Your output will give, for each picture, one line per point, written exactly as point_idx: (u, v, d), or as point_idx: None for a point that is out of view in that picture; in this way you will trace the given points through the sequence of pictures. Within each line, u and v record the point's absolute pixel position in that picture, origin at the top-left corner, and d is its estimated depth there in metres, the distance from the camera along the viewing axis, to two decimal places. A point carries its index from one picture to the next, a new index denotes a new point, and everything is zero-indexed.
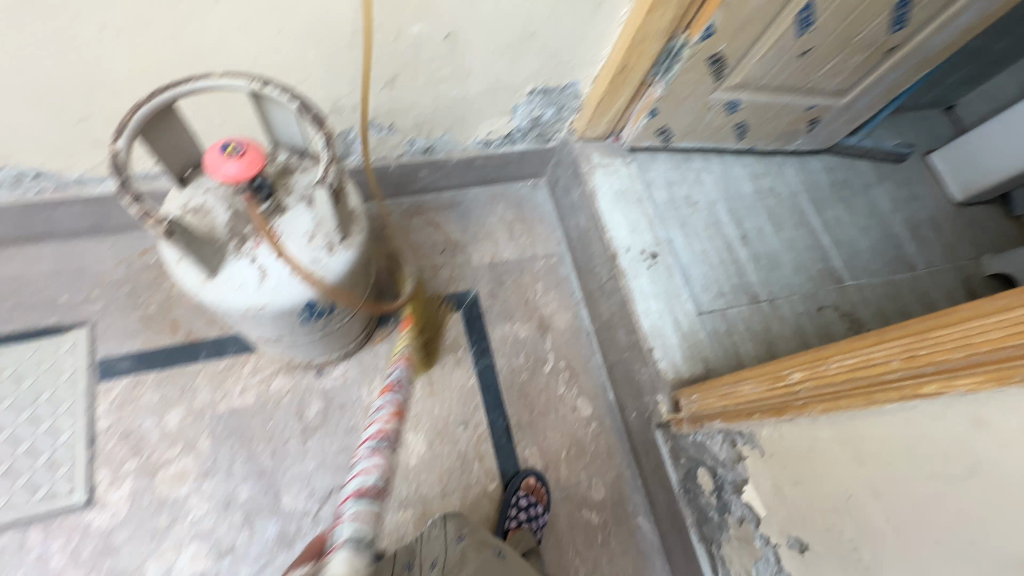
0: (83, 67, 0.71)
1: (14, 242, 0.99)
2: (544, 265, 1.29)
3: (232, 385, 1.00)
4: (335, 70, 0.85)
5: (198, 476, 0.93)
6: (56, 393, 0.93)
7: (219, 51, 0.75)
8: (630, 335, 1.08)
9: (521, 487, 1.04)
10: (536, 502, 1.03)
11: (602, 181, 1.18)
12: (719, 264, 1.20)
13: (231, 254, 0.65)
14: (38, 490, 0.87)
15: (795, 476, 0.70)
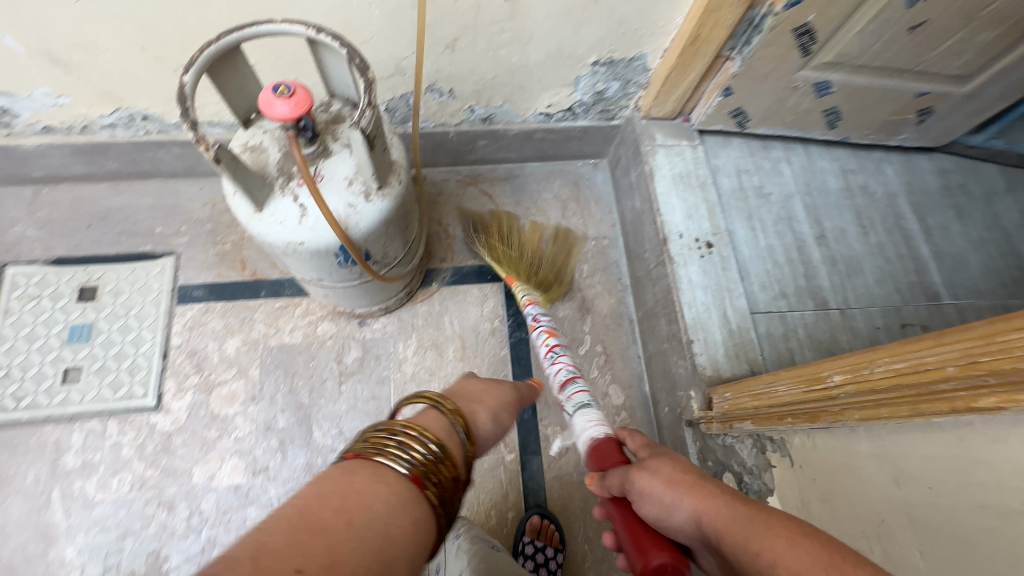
0: (181, 18, 0.80)
1: (126, 177, 1.15)
2: (593, 246, 1.26)
3: (284, 323, 1.09)
4: (398, 30, 0.88)
5: (246, 399, 1.02)
6: (143, 309, 1.06)
7: (294, 6, 0.81)
8: (671, 325, 1.02)
9: (526, 530, 0.99)
10: (545, 544, 0.97)
11: (662, 163, 1.11)
12: (786, 263, 1.09)
13: (278, 191, 0.70)
14: (119, 389, 1.00)
15: (824, 493, 0.63)
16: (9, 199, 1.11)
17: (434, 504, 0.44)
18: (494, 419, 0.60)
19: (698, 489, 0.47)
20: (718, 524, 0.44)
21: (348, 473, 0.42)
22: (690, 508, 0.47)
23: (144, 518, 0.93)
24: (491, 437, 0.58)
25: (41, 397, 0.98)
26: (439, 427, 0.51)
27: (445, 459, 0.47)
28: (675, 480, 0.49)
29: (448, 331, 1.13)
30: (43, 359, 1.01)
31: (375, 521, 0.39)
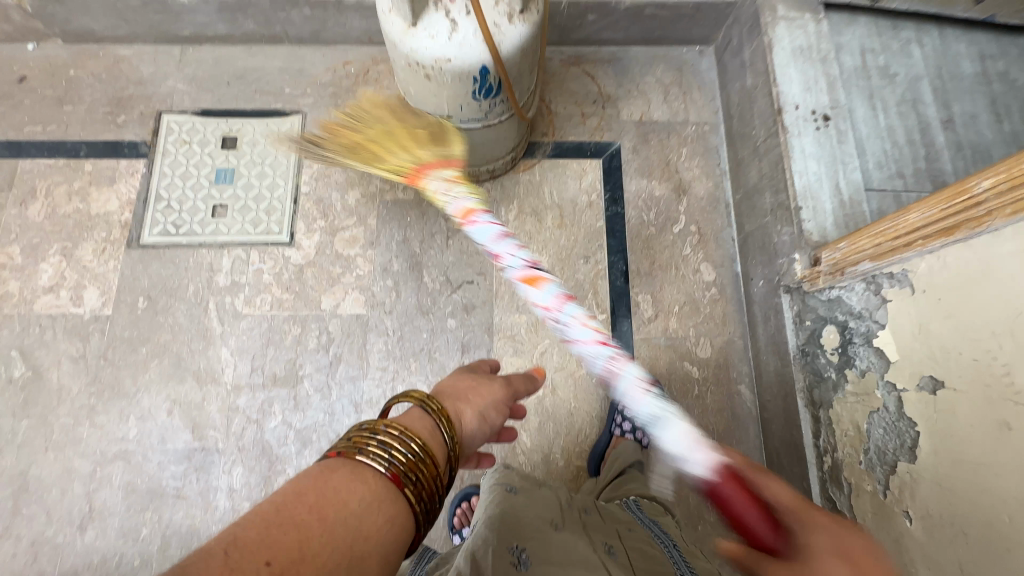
0: None
1: (258, 41, 1.24)
2: (694, 131, 1.25)
3: (398, 180, 1.17)
4: None
5: (365, 243, 1.13)
6: (277, 159, 1.18)
7: None
8: (777, 196, 1.02)
9: None
10: None
11: (782, 35, 1.07)
12: (906, 144, 1.05)
13: (431, 6, 0.76)
14: (259, 225, 1.13)
15: (948, 308, 0.65)
16: (161, 56, 1.23)
17: (414, 504, 0.44)
18: (482, 420, 0.57)
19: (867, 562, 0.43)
20: None
21: (330, 470, 0.42)
22: None
23: (282, 332, 1.07)
24: (478, 436, 0.56)
25: (196, 226, 1.12)
26: (420, 422, 0.50)
27: (428, 459, 0.46)
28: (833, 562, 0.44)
29: (548, 200, 1.18)
30: (196, 195, 1.14)
31: (349, 518, 0.39)
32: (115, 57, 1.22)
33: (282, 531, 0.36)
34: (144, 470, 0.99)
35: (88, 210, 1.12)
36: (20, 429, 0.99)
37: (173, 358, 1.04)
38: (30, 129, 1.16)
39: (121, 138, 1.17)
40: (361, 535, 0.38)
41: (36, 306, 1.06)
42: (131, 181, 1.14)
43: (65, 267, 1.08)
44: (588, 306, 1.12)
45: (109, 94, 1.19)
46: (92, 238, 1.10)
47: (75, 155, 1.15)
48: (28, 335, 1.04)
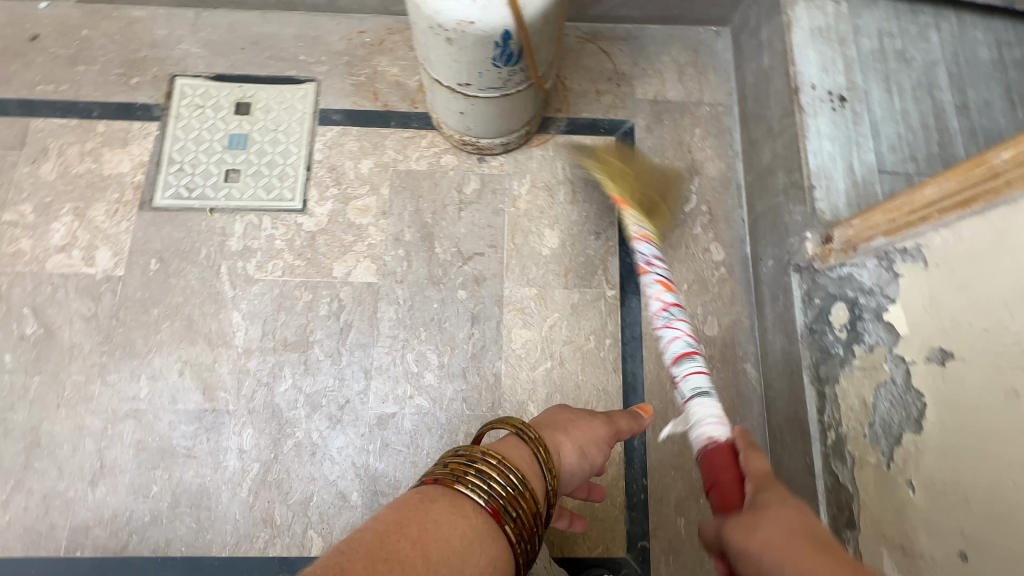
0: None
1: (273, 7, 1.23)
2: (708, 112, 1.25)
3: (412, 151, 1.17)
4: None
5: (378, 213, 1.13)
6: (290, 126, 1.17)
7: None
8: (790, 175, 1.02)
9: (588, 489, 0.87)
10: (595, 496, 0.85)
11: (801, 15, 1.07)
12: (920, 128, 1.05)
13: None
14: (272, 191, 1.13)
15: (961, 279, 0.67)
16: (174, 19, 1.22)
17: (510, 537, 0.48)
18: (583, 456, 0.63)
19: (811, 524, 0.48)
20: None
21: (430, 497, 0.47)
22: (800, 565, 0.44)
23: (294, 297, 1.07)
24: (576, 470, 0.62)
25: (209, 190, 1.12)
26: (523, 456, 0.55)
27: (523, 497, 0.50)
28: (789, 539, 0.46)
29: (561, 176, 1.19)
30: (209, 159, 1.14)
31: (450, 551, 0.43)
32: (129, 18, 1.21)
33: (400, 557, 0.40)
34: (155, 429, 0.99)
35: (101, 170, 1.12)
36: (32, 385, 1.00)
37: (184, 321, 1.05)
38: (42, 88, 1.16)
39: (134, 100, 1.16)
40: (460, 559, 0.43)
41: (49, 265, 1.06)
42: (144, 143, 1.14)
43: (77, 227, 1.08)
44: (598, 281, 1.13)
45: (122, 56, 1.19)
46: (105, 199, 1.10)
47: (87, 116, 1.15)
48: (40, 293, 1.04)
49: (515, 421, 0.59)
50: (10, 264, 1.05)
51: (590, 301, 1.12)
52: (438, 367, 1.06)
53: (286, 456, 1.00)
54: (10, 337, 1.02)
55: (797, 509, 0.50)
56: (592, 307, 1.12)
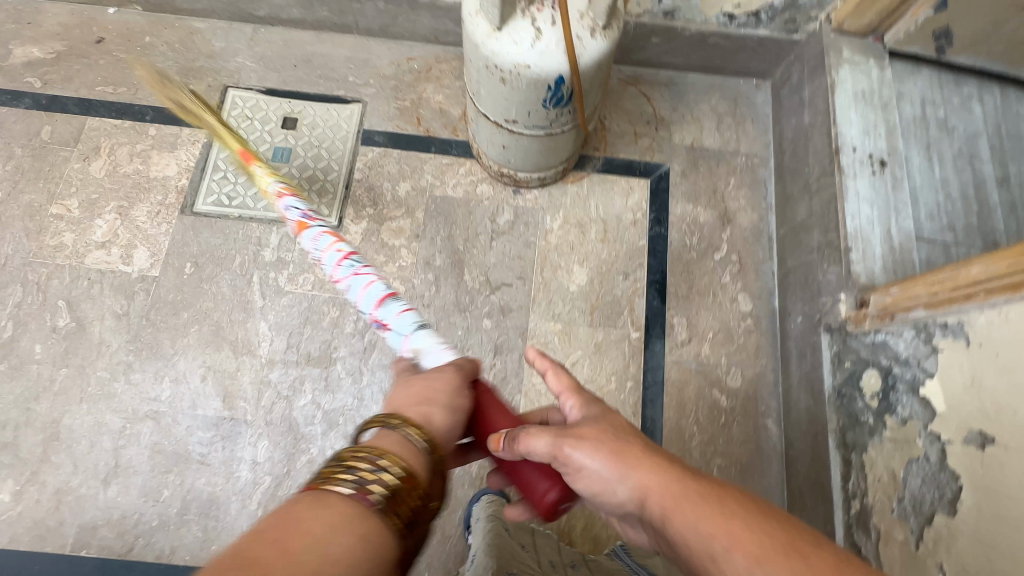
0: None
1: (328, 28, 1.28)
2: (744, 162, 1.26)
3: (449, 178, 1.19)
4: None
5: (411, 235, 1.15)
6: (333, 144, 1.20)
7: None
8: (826, 234, 1.02)
9: None
10: None
11: (845, 78, 1.08)
12: (959, 198, 1.05)
13: (519, 12, 0.77)
14: (310, 206, 1.15)
15: (1007, 363, 0.66)
16: (233, 33, 1.26)
17: (390, 518, 0.42)
18: (451, 409, 0.57)
19: (643, 464, 0.50)
20: (665, 504, 0.48)
21: (291, 502, 0.40)
22: (638, 488, 0.49)
23: (321, 312, 1.08)
24: (453, 424, 0.57)
25: (249, 200, 1.15)
26: (403, 445, 0.50)
27: (408, 479, 0.45)
28: (621, 458, 0.51)
29: (593, 214, 1.19)
30: (252, 170, 1.17)
31: (312, 543, 0.37)
32: (190, 29, 1.26)
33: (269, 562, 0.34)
34: (172, 433, 1.00)
35: (148, 172, 1.15)
36: (58, 377, 1.01)
37: (212, 327, 1.06)
38: (101, 89, 1.20)
39: (187, 108, 1.20)
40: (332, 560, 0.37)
41: (88, 260, 1.08)
42: (192, 149, 1.17)
43: (119, 225, 1.11)
44: (622, 322, 1.13)
45: (180, 64, 1.23)
46: (149, 200, 1.13)
47: (141, 119, 1.18)
48: (76, 287, 1.06)
49: (379, 415, 0.53)
50: (51, 256, 1.08)
51: (614, 342, 1.11)
52: None
53: (298, 472, 0.99)
54: (43, 328, 1.03)
55: (616, 461, 0.51)
56: (615, 347, 1.11)
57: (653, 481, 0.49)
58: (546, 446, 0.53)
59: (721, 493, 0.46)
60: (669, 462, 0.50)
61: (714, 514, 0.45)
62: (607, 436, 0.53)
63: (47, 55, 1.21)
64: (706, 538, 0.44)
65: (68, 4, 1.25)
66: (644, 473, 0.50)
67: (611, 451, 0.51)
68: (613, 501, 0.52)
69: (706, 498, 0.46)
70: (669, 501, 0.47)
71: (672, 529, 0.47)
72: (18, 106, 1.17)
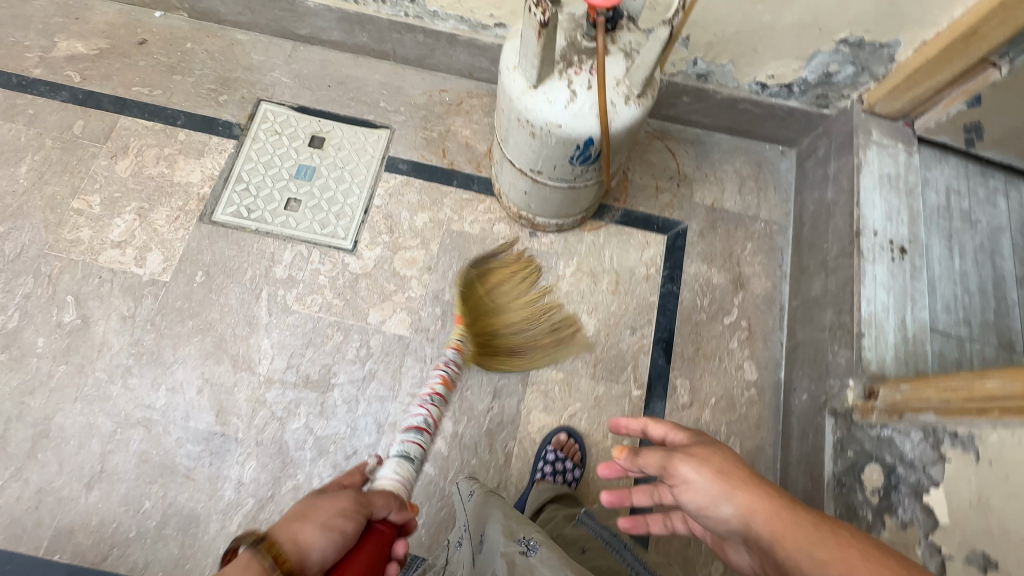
0: None
1: (365, 53, 1.29)
2: (762, 228, 1.26)
3: (467, 213, 1.20)
4: None
5: (423, 267, 1.15)
6: (357, 168, 1.21)
7: None
8: (840, 315, 1.01)
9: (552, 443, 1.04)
10: (564, 458, 1.02)
11: (872, 160, 1.08)
12: (977, 292, 1.04)
13: (556, 73, 0.78)
14: (326, 227, 1.16)
15: (1017, 488, 0.65)
16: (273, 47, 1.29)
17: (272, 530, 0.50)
18: (330, 530, 0.52)
19: (750, 489, 0.52)
20: (770, 530, 0.50)
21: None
22: (742, 508, 0.52)
23: (325, 335, 1.08)
24: (329, 546, 0.51)
25: (267, 214, 1.15)
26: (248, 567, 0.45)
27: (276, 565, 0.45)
28: (724, 478, 0.54)
29: (607, 265, 1.19)
30: (274, 184, 1.18)
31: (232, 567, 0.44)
32: (231, 40, 1.28)
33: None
34: (161, 442, 0.99)
35: (172, 176, 1.16)
36: (56, 373, 1.01)
37: (215, 338, 1.06)
38: (137, 89, 1.22)
39: (219, 116, 1.22)
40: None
41: (101, 258, 1.09)
42: (218, 158, 1.19)
43: (137, 227, 1.12)
44: (625, 378, 1.11)
45: (217, 73, 1.25)
46: (169, 204, 1.14)
47: (172, 123, 1.20)
48: (87, 284, 1.07)
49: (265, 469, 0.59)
50: (67, 250, 1.08)
51: (614, 397, 1.10)
52: (451, 434, 1.04)
53: (282, 497, 0.98)
54: (49, 322, 1.04)
55: (719, 483, 0.53)
56: (615, 403, 1.10)
57: (760, 507, 0.51)
58: (656, 460, 0.58)
59: (841, 530, 0.47)
60: (783, 494, 0.52)
61: (833, 548, 0.46)
62: (713, 457, 0.56)
63: (90, 51, 1.24)
64: (824, 567, 0.45)
65: (116, 4, 1.28)
66: (753, 499, 0.52)
67: (716, 470, 0.54)
68: (717, 520, 0.54)
69: (823, 529, 0.47)
70: (783, 533, 0.49)
71: (784, 554, 0.48)
72: (55, 98, 1.19)
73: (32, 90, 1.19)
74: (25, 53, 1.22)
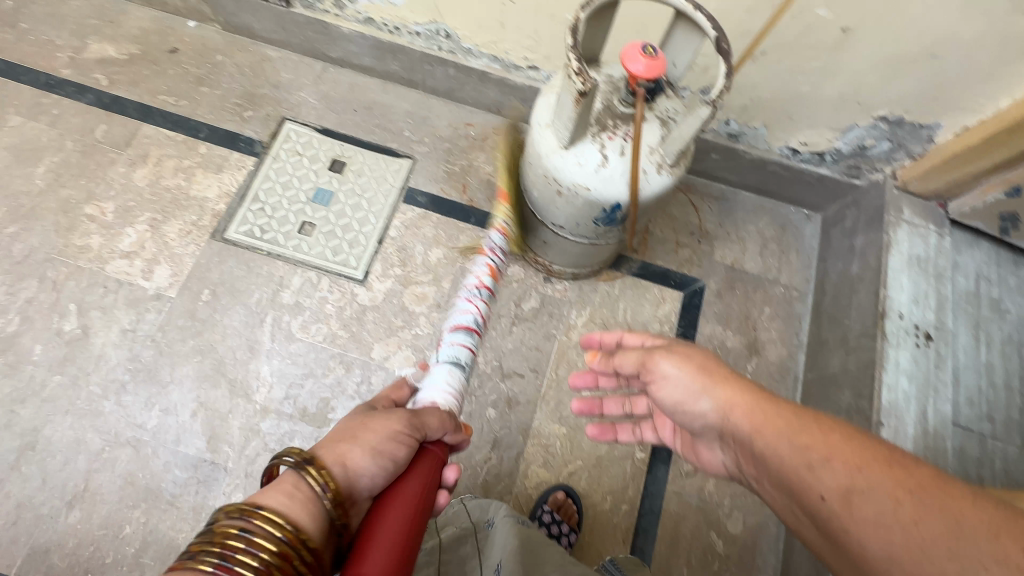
0: None
1: (394, 80, 1.28)
2: (781, 293, 1.23)
3: (483, 252, 1.18)
4: (735, 30, 0.89)
5: (433, 304, 1.12)
6: (375, 197, 1.19)
7: None
8: (858, 398, 0.97)
9: (548, 501, 1.00)
10: (559, 521, 0.97)
11: (902, 239, 1.06)
12: (1002, 387, 1.00)
13: (589, 136, 0.76)
14: (339, 255, 1.14)
15: None
16: (303, 67, 1.28)
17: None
18: (380, 456, 0.55)
19: (728, 386, 0.64)
20: (745, 417, 0.61)
21: None
22: (722, 402, 0.64)
23: (326, 367, 1.06)
24: (378, 473, 0.54)
25: (281, 237, 1.14)
26: (296, 493, 0.48)
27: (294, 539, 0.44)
28: (707, 377, 0.66)
29: (620, 317, 1.16)
30: (290, 207, 1.16)
31: None
32: (263, 56, 1.28)
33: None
34: (149, 465, 0.96)
35: (188, 189, 1.15)
36: (50, 383, 0.99)
37: (214, 360, 1.03)
38: (164, 98, 1.21)
39: (241, 132, 1.21)
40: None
41: (108, 268, 1.07)
42: (237, 175, 1.17)
43: (148, 238, 1.10)
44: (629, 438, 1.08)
45: (245, 88, 1.25)
46: (182, 218, 1.12)
47: (194, 135, 1.19)
48: (91, 293, 1.05)
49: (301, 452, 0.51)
50: (74, 257, 1.07)
51: (616, 457, 1.07)
52: None
53: None
54: (48, 330, 1.02)
55: (700, 379, 0.66)
56: (616, 463, 1.06)
57: (736, 399, 0.63)
58: (640, 359, 0.74)
59: (818, 418, 0.56)
60: (758, 390, 0.63)
61: (813, 432, 0.55)
62: (695, 356, 0.69)
63: (121, 55, 1.24)
64: (802, 451, 0.54)
65: (152, 9, 1.28)
66: (731, 394, 0.64)
67: (695, 366, 0.68)
68: (694, 411, 0.68)
69: (796, 420, 0.57)
70: (753, 419, 0.60)
71: (761, 442, 0.59)
72: (80, 100, 1.19)
73: (59, 90, 1.19)
74: (56, 52, 1.22)
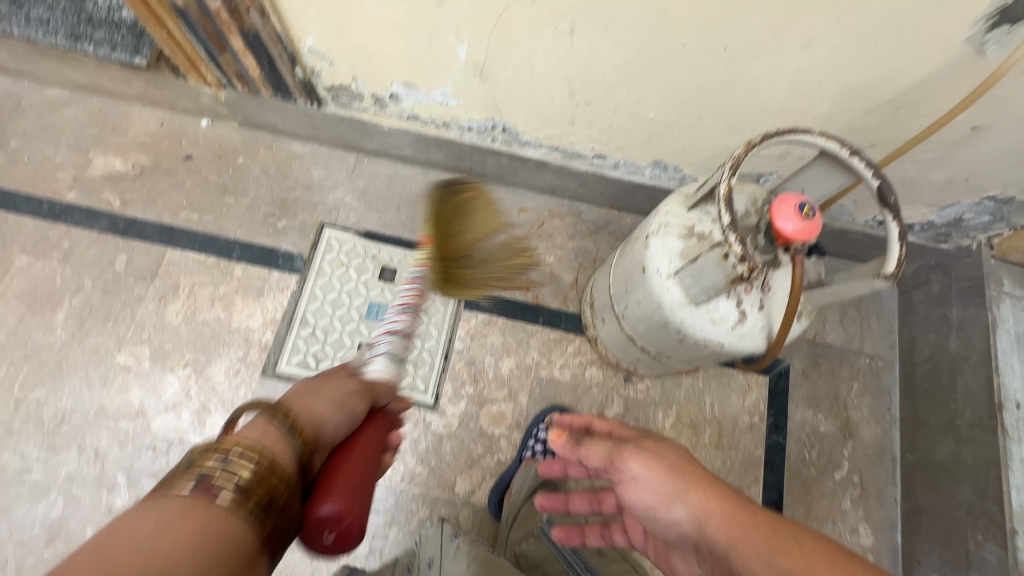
0: (624, 63, 0.77)
1: (436, 167, 1.17)
2: (868, 365, 1.17)
3: (557, 357, 1.09)
4: (851, 128, 0.80)
5: (512, 423, 1.04)
6: (433, 305, 1.09)
7: (746, 95, 0.78)
8: (981, 498, 0.93)
9: None
10: None
11: (1007, 316, 1.00)
12: None
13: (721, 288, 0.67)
14: (404, 378, 1.04)
15: None
16: (335, 161, 1.15)
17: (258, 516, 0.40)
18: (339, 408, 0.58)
19: (702, 491, 0.53)
20: (728, 537, 0.49)
21: (149, 508, 0.36)
22: (694, 510, 0.52)
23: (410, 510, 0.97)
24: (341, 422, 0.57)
25: (338, 364, 1.04)
26: (267, 432, 0.48)
27: (266, 471, 0.42)
28: (680, 480, 0.54)
29: (708, 413, 1.10)
30: (344, 328, 1.06)
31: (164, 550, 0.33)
32: (288, 153, 1.15)
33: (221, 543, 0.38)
34: None
35: (228, 322, 1.03)
36: None
37: None
38: (185, 215, 1.09)
39: (278, 247, 1.09)
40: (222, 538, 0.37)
41: (153, 426, 0.96)
42: (279, 298, 1.06)
43: (193, 383, 0.99)
44: None
45: (274, 194, 1.12)
46: (227, 355, 1.01)
47: (226, 256, 1.07)
48: (139, 458, 0.94)
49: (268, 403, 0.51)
50: (115, 417, 0.96)
51: None
52: None
53: None
54: (98, 507, 0.91)
55: (674, 482, 0.54)
56: None
57: (715, 511, 0.51)
58: (605, 454, 0.58)
59: (806, 534, 0.47)
60: (736, 495, 0.53)
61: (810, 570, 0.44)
62: (666, 454, 0.56)
63: (130, 168, 1.10)
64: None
65: (156, 110, 1.14)
66: (707, 501, 0.52)
67: (668, 468, 0.55)
68: (667, 521, 0.54)
69: (785, 539, 0.47)
70: (737, 540, 0.49)
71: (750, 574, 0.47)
72: (93, 228, 1.06)
73: (67, 219, 1.05)
74: (56, 173, 1.08)
